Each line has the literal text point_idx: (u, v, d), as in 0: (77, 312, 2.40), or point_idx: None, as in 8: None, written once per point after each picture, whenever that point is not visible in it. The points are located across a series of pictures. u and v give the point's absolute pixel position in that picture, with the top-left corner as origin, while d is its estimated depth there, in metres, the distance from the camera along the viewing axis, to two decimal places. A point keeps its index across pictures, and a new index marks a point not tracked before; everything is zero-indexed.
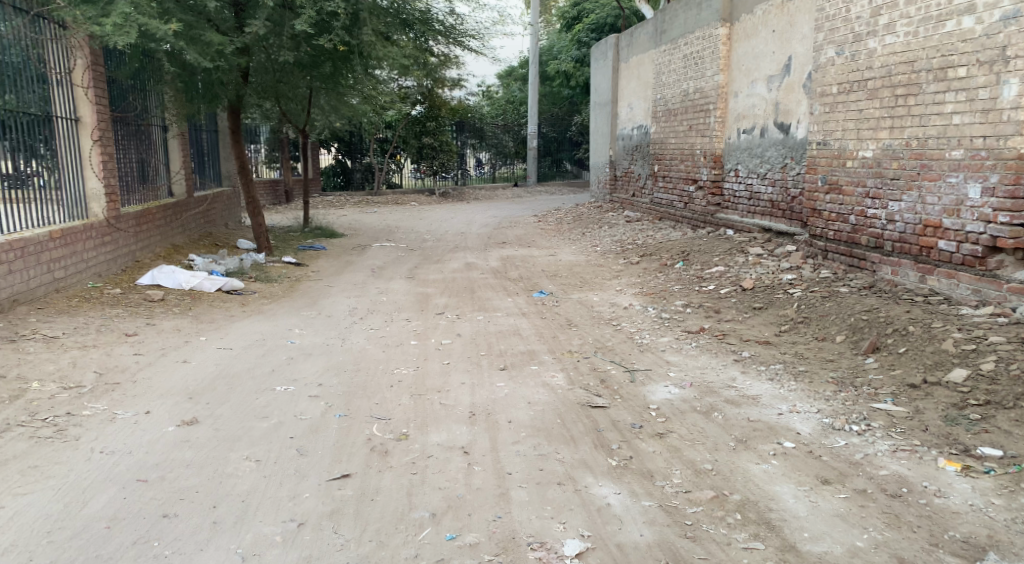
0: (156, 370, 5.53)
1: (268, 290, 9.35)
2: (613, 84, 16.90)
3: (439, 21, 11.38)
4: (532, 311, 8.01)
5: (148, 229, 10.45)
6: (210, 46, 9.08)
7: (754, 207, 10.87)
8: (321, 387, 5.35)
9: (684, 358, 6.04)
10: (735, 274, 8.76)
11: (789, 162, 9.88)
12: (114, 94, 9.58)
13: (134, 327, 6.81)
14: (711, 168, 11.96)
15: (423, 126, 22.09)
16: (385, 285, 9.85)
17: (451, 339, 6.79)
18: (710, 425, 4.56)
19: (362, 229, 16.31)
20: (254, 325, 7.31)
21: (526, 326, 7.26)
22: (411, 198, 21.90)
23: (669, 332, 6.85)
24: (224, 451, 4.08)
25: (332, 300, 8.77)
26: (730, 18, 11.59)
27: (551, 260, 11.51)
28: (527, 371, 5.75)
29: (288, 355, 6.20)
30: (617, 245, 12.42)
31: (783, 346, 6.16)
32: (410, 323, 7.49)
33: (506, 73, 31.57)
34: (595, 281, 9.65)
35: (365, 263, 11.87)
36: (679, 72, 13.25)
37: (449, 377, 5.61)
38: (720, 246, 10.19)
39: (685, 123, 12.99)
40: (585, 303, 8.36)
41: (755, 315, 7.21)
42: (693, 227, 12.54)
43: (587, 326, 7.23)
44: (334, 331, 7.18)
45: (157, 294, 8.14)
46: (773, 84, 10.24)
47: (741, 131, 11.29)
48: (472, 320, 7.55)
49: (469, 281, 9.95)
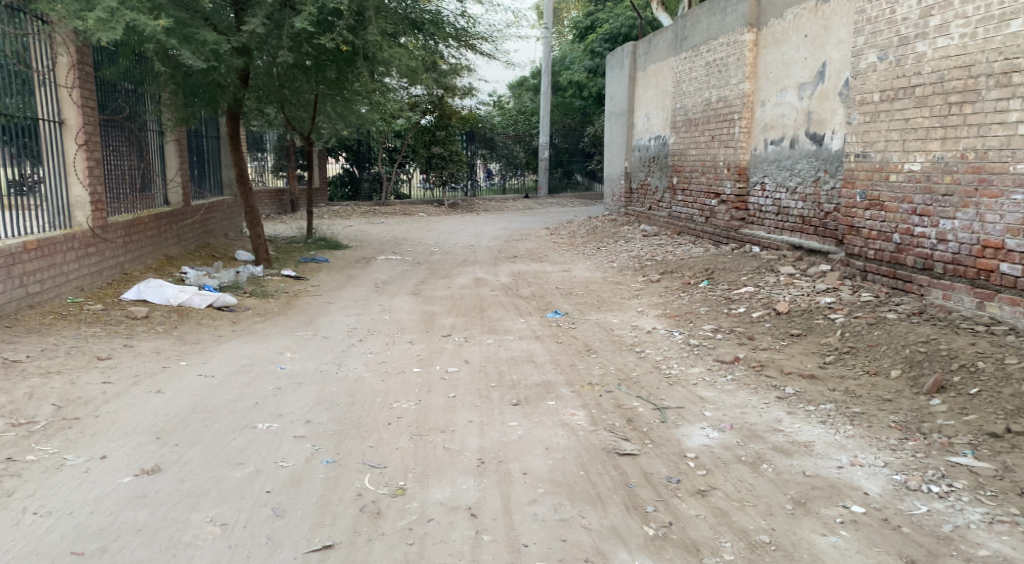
0: (124, 401, 4.92)
1: (262, 306, 8.72)
2: (629, 93, 16.27)
3: (450, 23, 10.75)
4: (547, 334, 7.35)
5: (139, 238, 9.85)
6: (205, 45, 8.50)
7: (782, 223, 10.22)
8: (309, 424, 4.71)
9: (720, 395, 5.37)
10: (766, 296, 8.08)
11: (822, 176, 9.25)
12: (103, 96, 9.01)
13: (108, 350, 6.19)
14: (735, 181, 11.31)
15: (433, 135, 21.46)
16: (388, 302, 9.22)
17: (458, 366, 6.14)
18: (760, 481, 3.91)
19: (367, 241, 15.70)
20: (243, 347, 6.68)
21: (540, 352, 6.60)
22: (420, 209, 21.31)
23: (700, 362, 6.18)
24: (183, 511, 3.47)
25: (330, 318, 8.13)
26: (758, 23, 10.96)
27: (565, 277, 10.87)
28: (544, 407, 5.09)
29: (276, 384, 5.57)
30: (635, 260, 11.80)
31: (831, 380, 5.48)
32: (413, 347, 6.85)
33: (517, 83, 31.03)
34: (613, 300, 8.99)
35: (369, 277, 11.25)
36: (700, 81, 12.62)
37: (456, 413, 4.97)
38: (747, 264, 9.56)
39: (707, 134, 12.33)
40: (603, 326, 7.70)
41: (793, 344, 6.54)
42: (715, 243, 11.89)
43: (608, 354, 6.57)
44: (329, 355, 6.55)
45: (141, 310, 7.53)
46: (805, 92, 9.61)
47: (768, 141, 10.63)
48: (481, 344, 6.90)
49: (478, 298, 9.30)
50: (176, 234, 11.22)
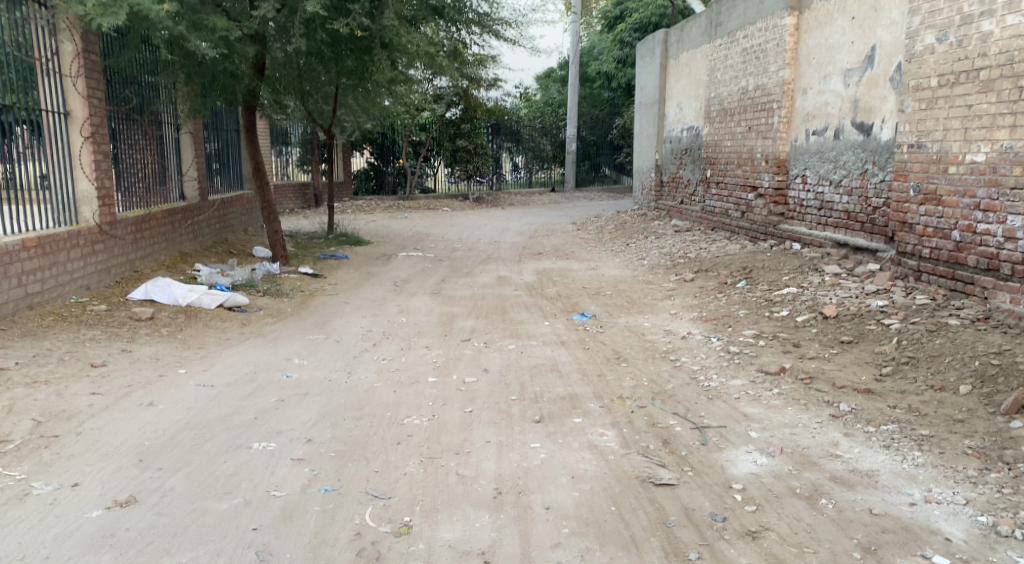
0: (111, 415, 4.51)
1: (275, 307, 8.29)
2: (660, 83, 15.67)
3: (473, 9, 10.16)
4: (573, 339, 6.85)
5: (151, 234, 9.48)
6: (214, 32, 8.09)
7: (825, 219, 9.64)
8: (309, 444, 4.26)
9: (766, 412, 4.84)
10: (811, 298, 7.51)
11: (870, 167, 8.66)
12: (112, 86, 8.63)
13: (104, 355, 5.78)
14: (774, 174, 10.71)
15: (457, 128, 21.13)
16: (407, 302, 8.77)
17: (477, 376, 5.66)
18: (819, 520, 3.43)
19: (389, 236, 15.28)
20: (249, 353, 6.24)
21: (566, 360, 6.11)
22: (444, 203, 20.88)
23: (741, 374, 5.64)
24: (153, 556, 3.16)
25: (344, 321, 7.68)
26: (799, 5, 10.34)
27: (592, 275, 10.34)
28: (569, 425, 4.59)
29: (279, 395, 5.12)
30: (666, 257, 11.24)
31: (891, 395, 4.92)
32: (429, 353, 6.39)
33: (544, 75, 30.47)
34: (645, 301, 8.45)
35: (388, 275, 10.83)
36: (736, 68, 12.01)
37: (472, 432, 4.49)
38: (788, 263, 9.00)
39: (744, 124, 11.73)
40: (634, 330, 7.17)
41: (843, 353, 5.98)
42: (751, 239, 11.30)
43: (640, 362, 6.05)
44: (340, 362, 6.10)
45: (145, 312, 7.12)
46: (851, 78, 9.01)
47: (810, 132, 10.01)
48: (502, 350, 6.42)
49: (501, 299, 8.81)
50: (191, 229, 10.88)
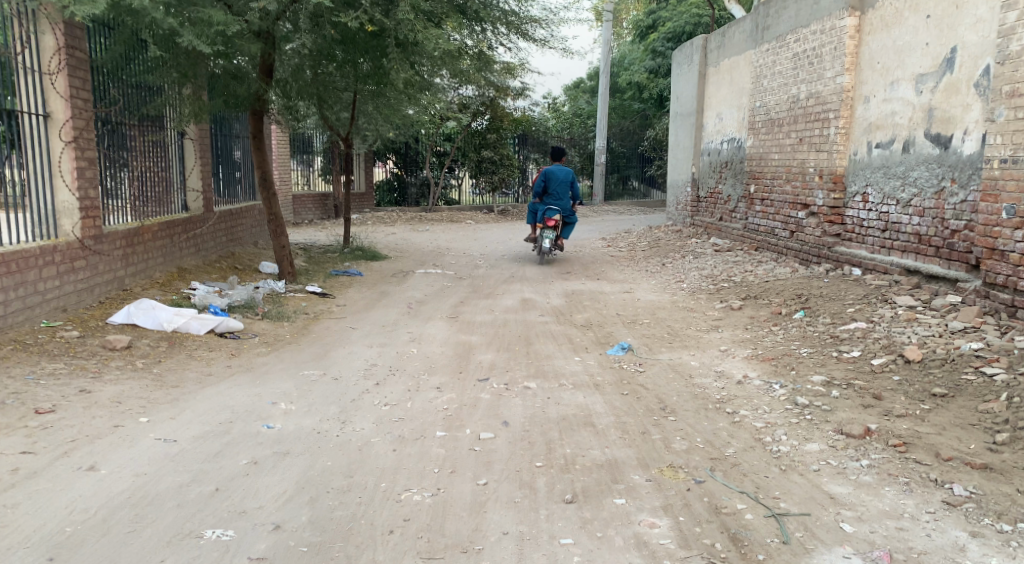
0: (35, 486, 3.63)
1: (272, 333, 7.39)
2: (698, 91, 14.68)
3: (499, 8, 9.31)
4: (609, 382, 5.85)
5: (145, 248, 8.64)
6: (210, 26, 7.18)
7: (889, 241, 8.61)
8: (275, 537, 3.37)
9: (859, 494, 3.84)
10: (886, 337, 6.48)
11: (948, 185, 7.69)
12: (105, 88, 7.80)
13: (57, 396, 4.85)
14: (830, 191, 9.67)
15: (483, 139, 20.31)
16: (419, 329, 7.83)
17: (494, 430, 4.71)
18: None
19: (407, 251, 14.36)
20: (231, 393, 5.29)
21: (601, 410, 5.13)
22: (468, 215, 19.98)
23: (817, 435, 4.64)
24: None
25: (347, 352, 6.75)
26: (861, 5, 9.34)
27: (627, 300, 9.34)
28: (611, 508, 3.66)
29: (252, 455, 4.19)
30: (708, 280, 10.23)
31: (1017, 474, 3.93)
32: (441, 396, 5.44)
33: (573, 86, 29.57)
34: (689, 334, 7.44)
35: (403, 295, 9.94)
36: (786, 75, 10.99)
37: (488, 518, 3.57)
38: (852, 291, 8.00)
39: (793, 135, 10.70)
40: (680, 371, 6.16)
41: (938, 408, 4.97)
42: (802, 261, 10.25)
43: (691, 416, 5.06)
44: (335, 407, 5.16)
45: (121, 340, 6.19)
46: (925, 85, 8.07)
47: (872, 145, 8.99)
48: (526, 395, 5.45)
49: (526, 327, 7.85)
50: (193, 243, 10.07)
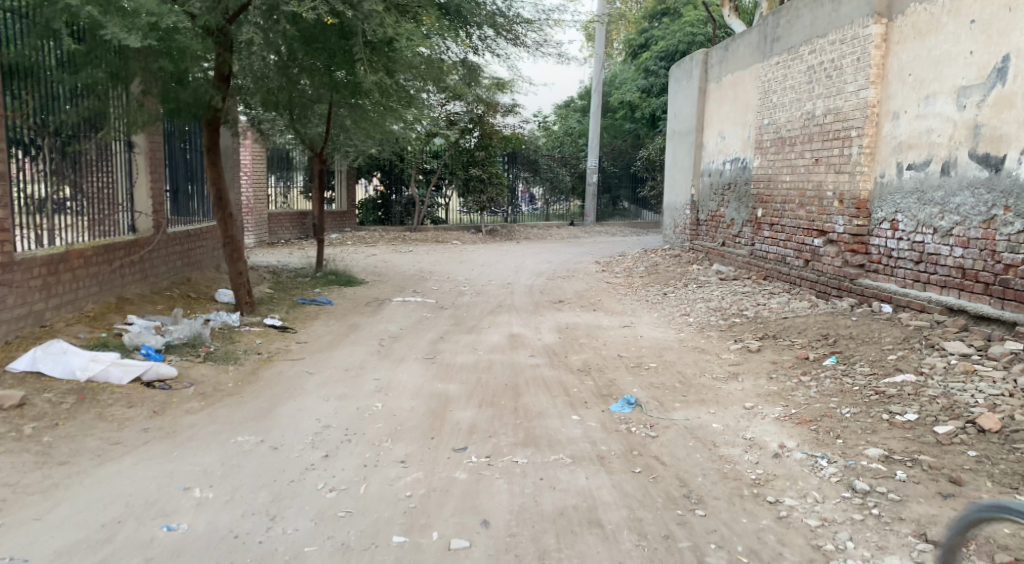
0: None
1: (212, 381, 6.21)
2: (698, 108, 13.67)
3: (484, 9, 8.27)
4: (615, 454, 4.71)
5: (79, 278, 7.47)
6: (139, 18, 6.12)
7: (925, 275, 7.55)
8: None
9: None
10: (943, 396, 5.38)
11: (1000, 213, 6.68)
12: (23, 91, 6.70)
13: None
14: (853, 217, 8.63)
15: (471, 155, 18.96)
16: (388, 374, 6.67)
17: (471, 534, 3.62)
18: None
19: (386, 276, 13.18)
20: (133, 474, 4.13)
21: (609, 499, 4.01)
22: (453, 236, 18.86)
23: (894, 545, 3.58)
24: None
25: (297, 408, 5.58)
26: (888, 11, 8.32)
27: (628, 338, 8.21)
28: None
29: None
30: (717, 314, 9.14)
31: None
32: (405, 475, 4.30)
33: (563, 104, 28.57)
34: (704, 385, 6.31)
35: (375, 329, 8.78)
36: (799, 90, 9.98)
37: None
38: (890, 333, 6.92)
39: (808, 155, 9.66)
40: (701, 438, 5.02)
41: None
42: (820, 294, 9.19)
43: (724, 508, 3.95)
44: (267, 491, 4.02)
45: (11, 397, 5.00)
46: (969, 98, 7.07)
47: (903, 166, 7.96)
48: (512, 475, 4.32)
49: (512, 373, 6.71)
50: (140, 269, 8.90)
